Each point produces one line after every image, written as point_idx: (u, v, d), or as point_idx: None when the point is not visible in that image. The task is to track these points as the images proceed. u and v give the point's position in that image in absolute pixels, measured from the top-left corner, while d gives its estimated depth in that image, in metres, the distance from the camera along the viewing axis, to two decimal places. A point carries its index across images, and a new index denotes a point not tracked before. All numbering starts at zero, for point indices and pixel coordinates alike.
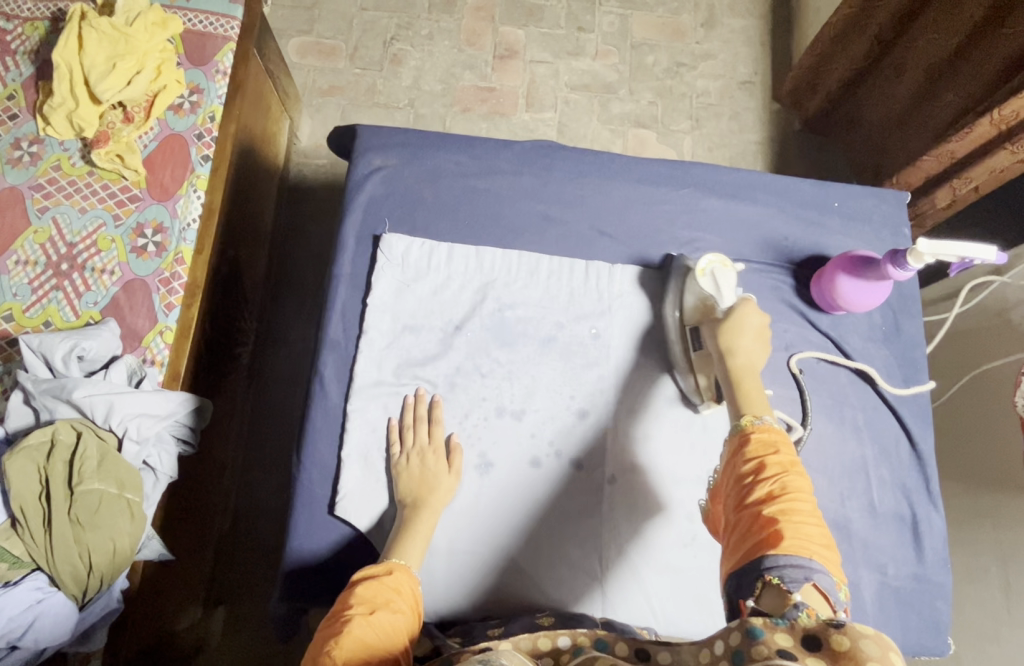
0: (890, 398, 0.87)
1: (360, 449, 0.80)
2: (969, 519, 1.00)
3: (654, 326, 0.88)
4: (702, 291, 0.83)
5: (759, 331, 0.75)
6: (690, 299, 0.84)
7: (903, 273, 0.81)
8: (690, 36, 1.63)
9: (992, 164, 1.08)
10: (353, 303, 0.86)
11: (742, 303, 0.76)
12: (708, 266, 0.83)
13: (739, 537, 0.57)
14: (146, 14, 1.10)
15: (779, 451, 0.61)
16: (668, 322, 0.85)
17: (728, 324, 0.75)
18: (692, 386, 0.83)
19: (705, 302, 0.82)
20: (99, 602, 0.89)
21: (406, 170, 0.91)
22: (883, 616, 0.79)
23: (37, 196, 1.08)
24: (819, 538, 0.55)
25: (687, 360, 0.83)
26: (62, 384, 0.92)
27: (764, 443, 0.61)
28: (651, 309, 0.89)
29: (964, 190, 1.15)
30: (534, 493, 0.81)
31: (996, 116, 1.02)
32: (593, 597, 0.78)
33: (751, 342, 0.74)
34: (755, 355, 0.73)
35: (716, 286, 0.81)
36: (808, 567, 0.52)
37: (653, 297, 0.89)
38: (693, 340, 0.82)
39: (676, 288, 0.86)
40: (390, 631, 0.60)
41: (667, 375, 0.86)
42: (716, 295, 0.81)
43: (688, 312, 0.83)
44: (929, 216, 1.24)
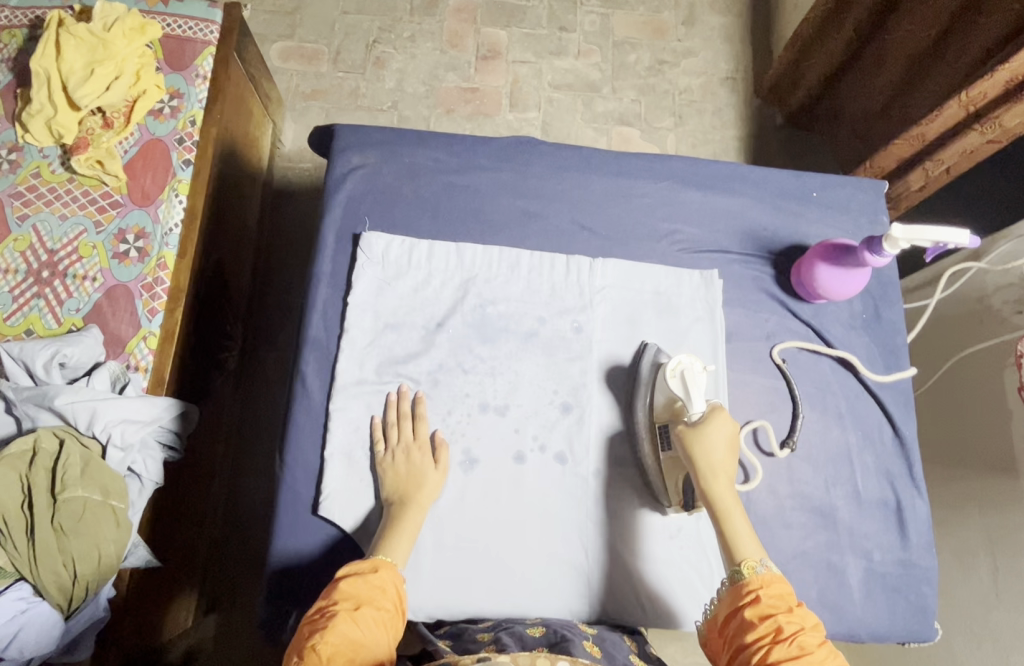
0: (871, 384, 0.88)
1: (344, 448, 0.80)
2: (957, 505, 1.00)
3: (624, 431, 0.84)
4: (671, 390, 0.79)
5: (730, 439, 0.73)
6: (660, 397, 0.80)
7: (879, 259, 0.81)
8: (671, 34, 1.63)
9: (963, 145, 1.09)
10: (334, 302, 0.86)
11: (714, 411, 0.74)
12: (678, 368, 0.78)
13: None
14: (124, 19, 1.09)
15: (790, 607, 0.63)
16: (639, 420, 0.82)
17: (703, 439, 0.73)
18: (661, 487, 0.80)
19: (675, 403, 0.78)
20: (86, 612, 0.88)
21: (385, 168, 0.91)
22: (870, 602, 0.80)
23: (17, 204, 1.07)
24: None
25: (657, 467, 0.79)
26: (44, 391, 0.93)
27: (775, 598, 0.63)
28: (620, 410, 0.85)
29: (937, 171, 1.15)
30: (519, 490, 0.81)
31: (964, 98, 1.03)
32: (581, 590, 0.79)
33: (727, 458, 0.72)
34: (730, 471, 0.72)
35: (685, 389, 0.77)
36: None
37: (622, 398, 0.85)
38: (662, 439, 0.79)
39: (645, 390, 0.82)
40: (375, 628, 0.60)
41: (636, 487, 0.82)
42: (686, 399, 0.77)
43: (657, 411, 0.80)
44: (904, 199, 1.24)
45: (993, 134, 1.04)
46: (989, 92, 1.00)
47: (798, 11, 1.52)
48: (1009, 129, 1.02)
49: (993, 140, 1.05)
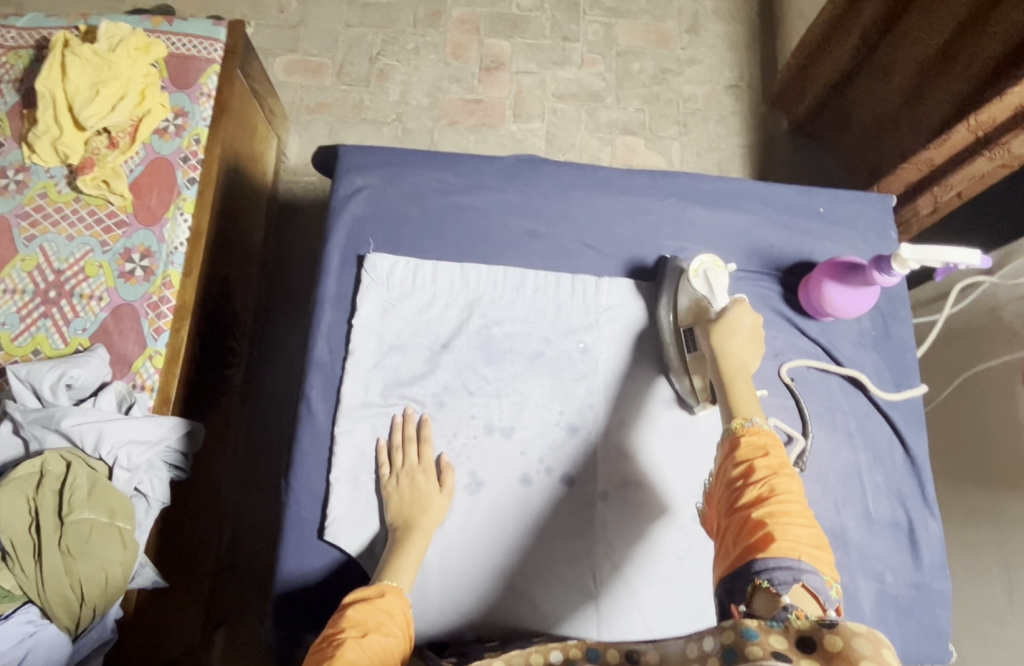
0: (881, 403, 0.87)
1: (349, 471, 0.80)
2: (969, 521, 0.99)
3: (652, 332, 0.88)
4: (695, 293, 0.84)
5: (752, 331, 0.75)
6: (683, 301, 0.84)
7: (888, 278, 0.81)
8: (675, 43, 1.63)
9: (971, 171, 1.08)
10: (339, 324, 0.86)
11: (736, 303, 0.77)
12: (701, 268, 0.84)
13: (732, 540, 0.58)
14: (129, 39, 1.10)
15: (768, 451, 0.61)
16: (662, 326, 0.85)
17: (726, 328, 0.75)
18: (686, 388, 0.83)
19: (699, 304, 0.83)
20: (93, 633, 0.88)
21: (389, 188, 0.91)
22: (882, 626, 0.78)
23: (24, 225, 1.07)
24: (809, 539, 0.56)
25: (682, 362, 0.82)
26: (51, 412, 0.93)
27: (753, 445, 0.61)
28: (649, 311, 0.89)
29: (946, 196, 1.14)
30: (525, 513, 0.80)
31: (973, 122, 1.03)
32: (587, 615, 0.77)
33: (746, 343, 0.74)
34: (746, 357, 0.73)
35: (709, 287, 0.82)
36: (796, 567, 0.53)
37: (649, 304, 0.89)
38: (687, 342, 0.82)
39: (669, 291, 0.86)
40: (381, 654, 0.59)
41: (663, 377, 0.86)
42: (709, 296, 0.82)
43: (681, 314, 0.83)
44: (913, 225, 1.23)
45: (1002, 160, 1.03)
46: (998, 118, 1.00)
47: (803, 18, 1.51)
48: (1018, 155, 1.01)
49: (1004, 166, 1.04)
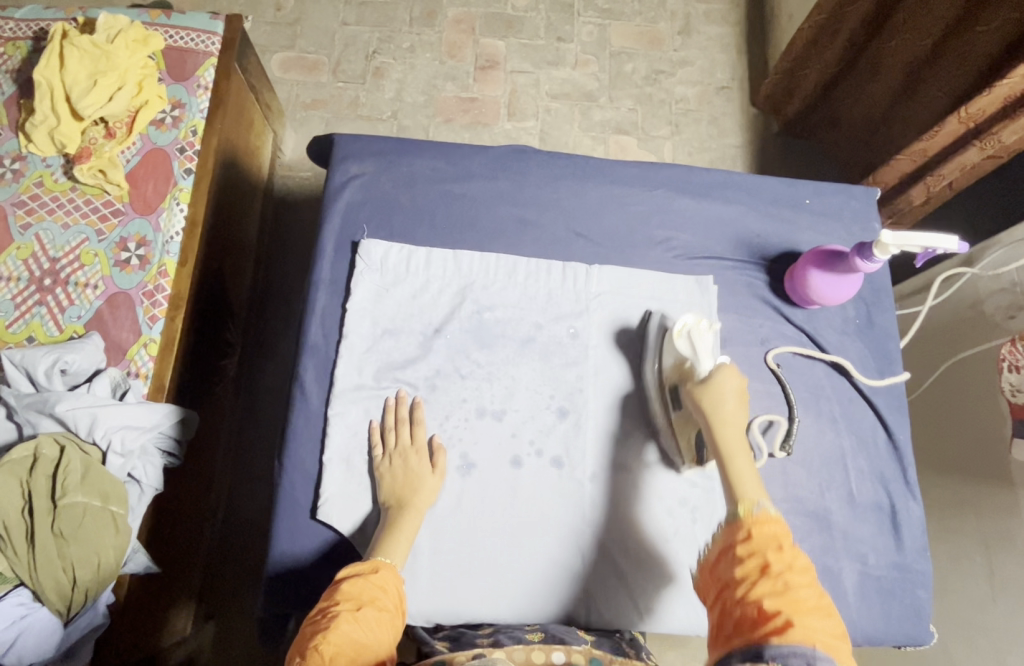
0: (865, 389, 0.89)
1: (342, 452, 0.81)
2: (951, 509, 1.01)
3: (637, 392, 0.87)
4: (679, 352, 0.81)
5: (740, 394, 0.73)
6: (668, 361, 0.82)
7: (870, 265, 0.82)
8: (667, 44, 1.65)
9: (961, 161, 1.10)
10: (333, 309, 0.87)
11: (722, 367, 0.74)
12: (685, 328, 0.80)
13: (742, 628, 0.54)
14: (128, 31, 1.11)
15: (782, 545, 0.59)
16: (649, 385, 0.84)
17: (713, 394, 0.73)
18: (674, 446, 0.82)
19: (683, 364, 0.79)
20: (85, 617, 0.88)
21: (383, 176, 0.92)
22: (865, 606, 0.80)
23: (20, 213, 1.08)
24: (825, 632, 0.52)
25: (670, 424, 0.82)
26: (45, 397, 0.94)
27: (766, 537, 0.59)
28: (631, 373, 0.87)
29: (938, 187, 1.16)
30: (514, 493, 0.81)
31: (964, 114, 1.04)
32: (575, 593, 0.79)
33: (738, 410, 0.71)
34: (740, 423, 0.71)
35: (692, 348, 0.79)
36: (810, 653, 0.50)
37: (631, 360, 0.88)
38: (673, 400, 0.81)
39: (655, 349, 0.85)
40: (376, 629, 0.60)
41: (651, 441, 0.85)
42: (693, 358, 0.78)
43: (667, 372, 0.82)
44: (907, 214, 1.25)
45: (992, 149, 1.05)
46: (988, 108, 1.01)
47: (793, 22, 1.54)
48: (1008, 144, 1.04)
49: (993, 156, 1.06)
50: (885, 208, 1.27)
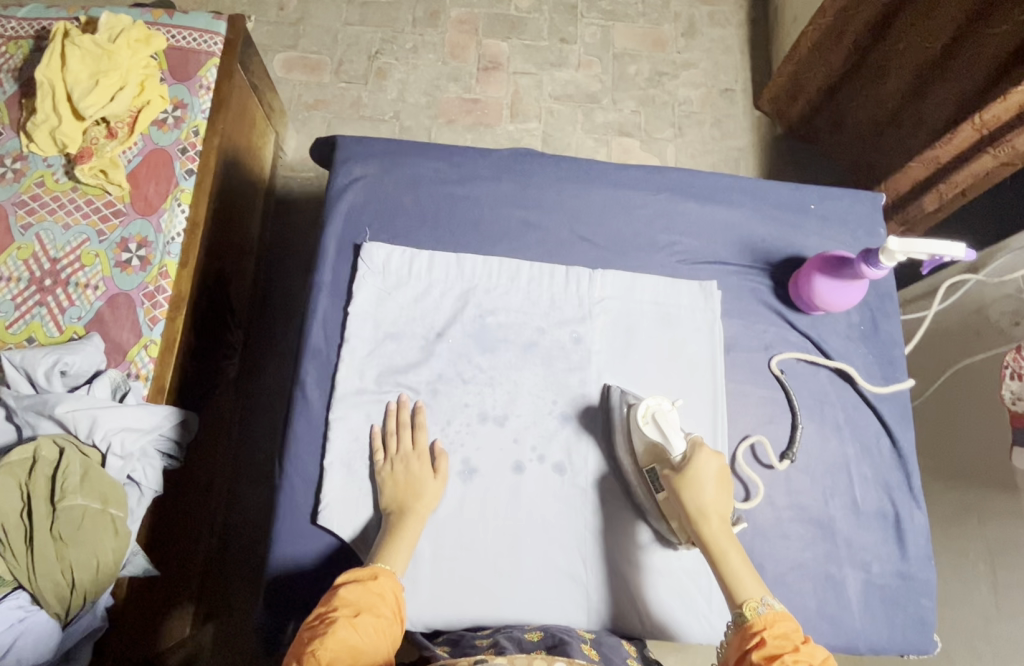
0: (869, 396, 0.88)
1: (343, 457, 0.80)
2: (954, 516, 1.00)
3: (613, 473, 0.83)
4: (647, 437, 0.77)
5: (719, 477, 0.71)
6: (638, 445, 0.78)
7: (876, 272, 0.81)
8: (671, 46, 1.65)
9: (975, 169, 1.09)
10: (335, 312, 0.87)
11: (697, 449, 0.72)
12: (649, 411, 0.77)
13: None
14: (130, 31, 1.11)
15: (796, 645, 0.59)
16: (626, 469, 0.80)
17: (693, 483, 0.70)
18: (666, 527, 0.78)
19: (656, 448, 0.76)
20: (83, 620, 0.88)
21: (386, 178, 0.92)
22: (868, 614, 0.79)
23: (21, 213, 1.08)
24: None
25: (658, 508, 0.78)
26: (45, 398, 0.94)
27: (780, 640, 0.60)
28: (605, 455, 0.83)
29: (951, 194, 1.15)
30: (516, 501, 0.81)
31: (977, 121, 1.04)
32: (576, 597, 0.79)
33: (719, 497, 0.70)
34: (725, 509, 0.70)
35: (661, 432, 0.75)
36: None
37: (601, 438, 0.83)
38: (652, 483, 0.77)
39: (623, 431, 0.80)
40: (374, 636, 0.60)
41: (640, 521, 0.81)
42: (665, 442, 0.74)
43: (641, 456, 0.78)
44: (919, 223, 1.24)
45: (1006, 158, 1.04)
46: (1002, 116, 1.01)
47: (797, 24, 1.53)
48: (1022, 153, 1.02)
49: (1006, 163, 1.05)
50: (898, 215, 1.27)
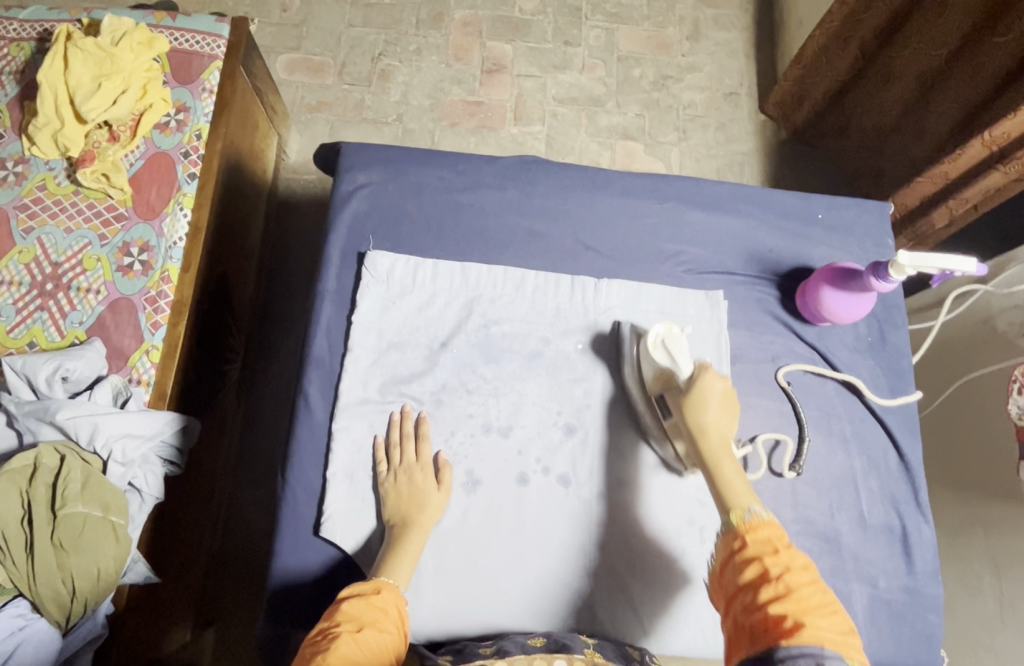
0: (876, 408, 0.87)
1: (346, 467, 0.79)
2: (960, 527, 1.00)
3: (620, 399, 0.85)
4: (656, 363, 0.80)
5: (725, 398, 0.73)
6: (647, 369, 0.82)
7: (885, 285, 0.81)
8: (675, 49, 1.64)
9: (985, 185, 1.08)
10: (338, 321, 0.86)
11: (703, 370, 0.74)
12: (659, 338, 0.81)
13: (753, 641, 0.54)
14: (132, 34, 1.10)
15: (777, 548, 0.59)
16: (634, 394, 0.83)
17: (698, 400, 0.72)
18: (671, 453, 0.81)
19: (663, 372, 0.79)
20: (85, 626, 0.87)
21: (390, 185, 0.91)
22: (875, 629, 0.79)
23: (22, 216, 1.07)
24: (833, 628, 0.53)
25: (662, 430, 0.81)
26: (46, 405, 0.93)
27: (761, 541, 0.59)
28: (613, 378, 0.86)
29: (962, 209, 1.14)
30: (522, 514, 0.80)
31: (987, 137, 1.03)
32: (581, 612, 0.78)
33: (722, 414, 0.72)
34: (726, 430, 0.71)
35: (671, 357, 0.78)
36: (821, 657, 0.50)
37: (612, 366, 0.86)
38: (660, 409, 0.80)
39: (632, 356, 0.84)
40: (377, 650, 0.59)
41: (645, 444, 0.84)
42: (671, 366, 0.78)
43: (648, 382, 0.81)
44: (931, 238, 1.23)
45: (1016, 174, 1.03)
46: (1012, 132, 1.00)
47: (803, 28, 1.52)
48: None
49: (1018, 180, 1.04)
50: (907, 230, 1.25)
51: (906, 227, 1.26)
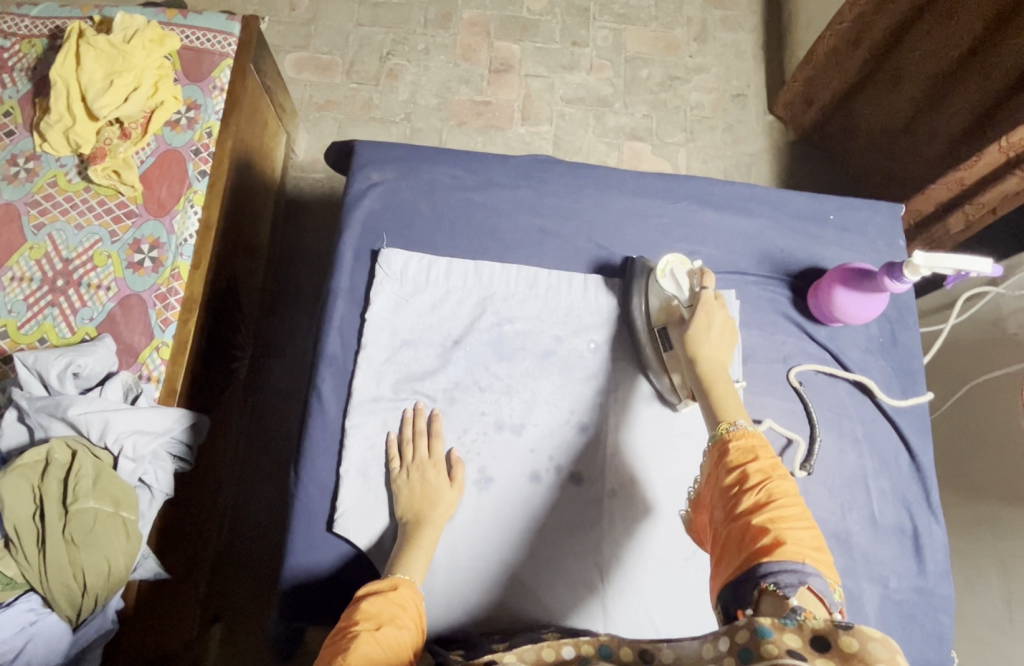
0: (888, 409, 0.88)
1: (359, 464, 0.80)
2: (969, 529, 1.00)
3: (622, 334, 0.88)
4: (664, 292, 0.84)
5: (724, 326, 0.76)
6: (654, 302, 0.85)
7: (899, 285, 0.81)
8: (683, 50, 1.64)
9: (1002, 189, 1.07)
10: (352, 318, 0.86)
11: (707, 300, 0.77)
12: (668, 267, 0.84)
13: (733, 546, 0.57)
14: (144, 31, 1.10)
15: (759, 455, 0.62)
16: (636, 324, 0.85)
17: (700, 327, 0.75)
18: (668, 386, 0.83)
19: (670, 303, 0.83)
20: (94, 623, 0.87)
21: (404, 184, 0.91)
22: (885, 629, 0.79)
23: (33, 212, 1.07)
24: (810, 540, 0.56)
25: (660, 361, 0.83)
26: (57, 401, 0.92)
27: (743, 450, 0.62)
28: (618, 306, 0.89)
29: (979, 212, 1.13)
30: (534, 510, 0.81)
31: (1005, 142, 1.02)
32: (593, 611, 0.77)
33: (721, 340, 0.75)
34: (723, 354, 0.74)
35: (677, 286, 0.82)
36: (801, 570, 0.52)
37: (620, 330, 0.88)
38: (662, 341, 0.82)
39: (641, 289, 0.86)
40: (396, 647, 0.59)
41: (642, 375, 0.86)
42: (677, 294, 0.82)
43: (654, 314, 0.84)
44: (945, 242, 1.23)
45: None
46: None
47: (811, 30, 1.53)
48: None
49: None
50: (922, 235, 1.26)
51: (920, 231, 1.26)
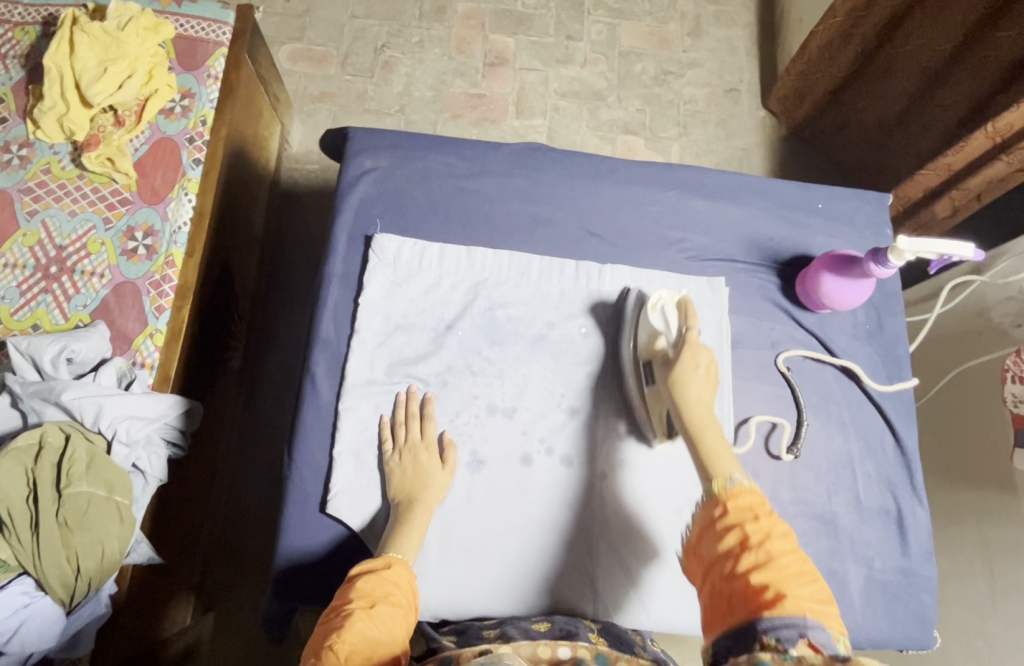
0: (873, 394, 0.89)
1: (352, 447, 0.80)
2: (952, 515, 1.01)
3: (608, 361, 0.88)
4: (651, 327, 0.82)
5: (709, 367, 0.74)
6: (642, 335, 0.83)
7: (884, 271, 0.82)
8: (676, 45, 1.65)
9: (989, 174, 1.09)
10: (345, 303, 0.87)
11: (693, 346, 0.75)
12: (658, 302, 0.83)
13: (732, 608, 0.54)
14: (138, 19, 1.10)
15: (758, 514, 0.59)
16: (624, 358, 0.85)
17: (685, 374, 0.73)
18: (647, 419, 0.83)
19: (653, 341, 0.81)
20: (87, 607, 0.88)
21: (398, 171, 0.92)
22: (869, 609, 0.80)
23: (26, 199, 1.07)
24: (812, 596, 0.53)
25: (642, 396, 0.82)
26: (51, 385, 0.92)
27: (742, 508, 0.59)
28: (607, 341, 0.88)
29: (965, 199, 1.16)
30: (525, 493, 0.81)
31: (991, 128, 1.04)
32: (583, 594, 0.79)
33: (705, 386, 0.72)
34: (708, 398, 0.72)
35: (664, 321, 0.80)
36: (802, 625, 0.50)
37: (611, 321, 0.89)
38: (645, 375, 0.81)
39: (631, 322, 0.85)
40: (390, 626, 0.60)
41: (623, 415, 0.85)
42: (665, 332, 0.80)
43: (640, 347, 0.82)
44: (932, 227, 1.24)
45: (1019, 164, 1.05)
46: (1016, 124, 1.02)
47: (803, 26, 1.54)
48: None
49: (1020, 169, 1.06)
50: (909, 222, 1.28)
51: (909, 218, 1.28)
